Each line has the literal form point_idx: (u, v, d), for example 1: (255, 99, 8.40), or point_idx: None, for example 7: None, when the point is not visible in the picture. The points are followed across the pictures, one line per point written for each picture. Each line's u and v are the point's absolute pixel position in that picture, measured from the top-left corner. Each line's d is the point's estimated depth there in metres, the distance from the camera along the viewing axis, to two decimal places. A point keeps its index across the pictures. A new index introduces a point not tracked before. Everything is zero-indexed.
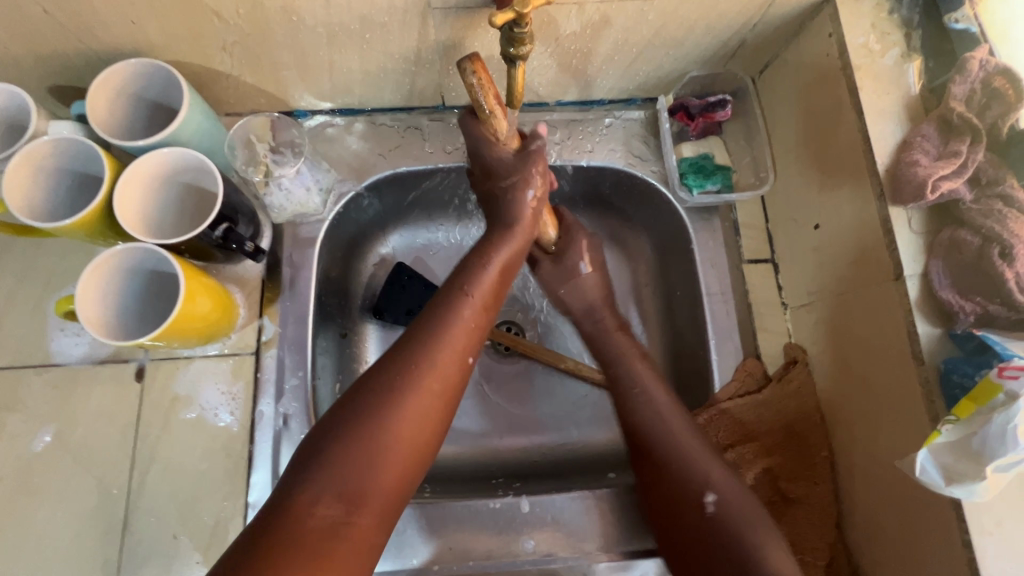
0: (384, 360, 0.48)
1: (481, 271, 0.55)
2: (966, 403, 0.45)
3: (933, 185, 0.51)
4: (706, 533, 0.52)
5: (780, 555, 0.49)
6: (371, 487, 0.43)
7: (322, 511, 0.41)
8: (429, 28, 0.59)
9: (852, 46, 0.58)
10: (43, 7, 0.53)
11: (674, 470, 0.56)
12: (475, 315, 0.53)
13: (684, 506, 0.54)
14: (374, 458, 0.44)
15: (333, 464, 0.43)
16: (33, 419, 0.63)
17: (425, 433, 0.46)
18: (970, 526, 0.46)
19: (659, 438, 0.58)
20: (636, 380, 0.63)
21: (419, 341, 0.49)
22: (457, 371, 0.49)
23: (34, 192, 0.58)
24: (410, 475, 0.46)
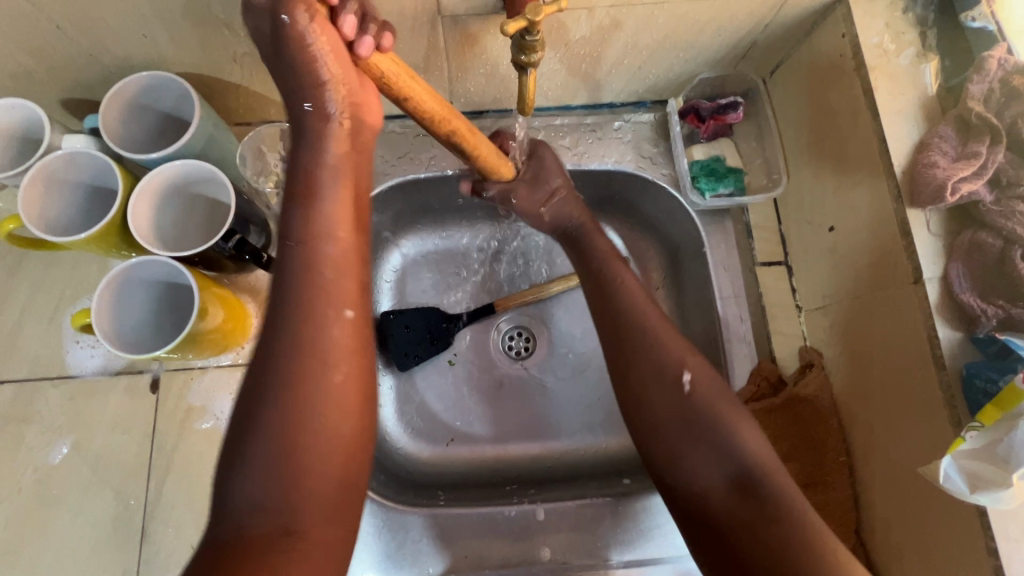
0: (260, 359, 0.41)
1: (318, 212, 0.43)
2: (990, 409, 0.44)
3: (952, 187, 0.50)
4: (685, 412, 0.50)
5: (753, 432, 0.49)
6: (303, 498, 0.40)
7: (252, 535, 0.38)
8: (438, 36, 0.59)
9: (866, 46, 0.57)
10: (55, 22, 0.53)
11: (648, 354, 0.53)
12: (332, 265, 0.43)
13: (663, 385, 0.51)
14: (293, 465, 0.40)
15: (251, 480, 0.39)
16: (50, 430, 0.63)
17: (347, 424, 0.42)
18: (996, 534, 0.45)
19: (630, 322, 0.55)
20: (610, 278, 0.59)
21: (290, 331, 0.41)
22: (348, 341, 0.43)
23: (49, 206, 0.58)
24: (352, 461, 0.43)
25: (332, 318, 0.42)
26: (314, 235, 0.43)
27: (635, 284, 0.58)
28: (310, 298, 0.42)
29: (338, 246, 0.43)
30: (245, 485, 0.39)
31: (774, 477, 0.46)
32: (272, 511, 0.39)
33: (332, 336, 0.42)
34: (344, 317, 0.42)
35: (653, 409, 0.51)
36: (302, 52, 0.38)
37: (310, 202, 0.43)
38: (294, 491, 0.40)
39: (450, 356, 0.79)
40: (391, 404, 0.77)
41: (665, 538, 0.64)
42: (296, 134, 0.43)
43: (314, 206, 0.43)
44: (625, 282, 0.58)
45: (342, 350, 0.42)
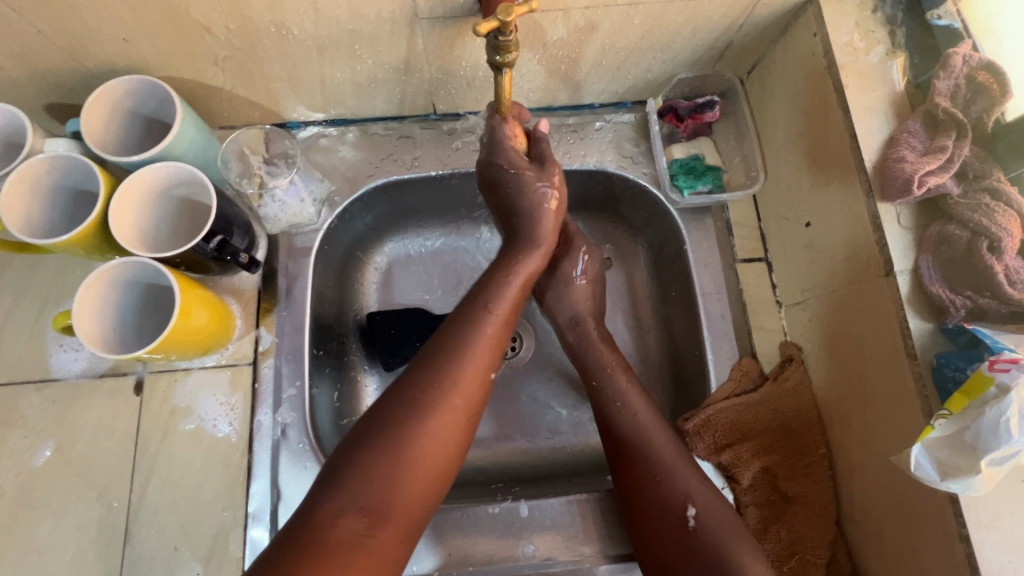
0: (408, 377, 0.51)
1: (503, 286, 0.59)
2: (959, 397, 0.45)
3: (919, 181, 0.51)
4: (691, 544, 0.53)
5: (759, 571, 0.50)
6: (394, 501, 0.46)
7: (344, 522, 0.44)
8: (417, 38, 0.60)
9: (837, 45, 0.59)
10: (36, 27, 0.53)
11: (653, 483, 0.56)
12: (493, 330, 0.56)
13: (667, 518, 0.55)
14: (396, 473, 0.46)
15: (363, 476, 0.46)
16: (34, 434, 0.63)
17: (449, 451, 0.50)
18: (967, 520, 0.46)
19: (633, 449, 0.59)
20: (617, 391, 0.63)
21: (444, 362, 0.52)
22: (476, 385, 0.52)
23: (31, 210, 0.58)
24: (430, 494, 0.49)
25: (474, 363, 0.53)
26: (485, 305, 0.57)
27: (642, 406, 0.61)
28: (464, 346, 0.53)
29: (499, 313, 0.57)
30: (357, 481, 0.45)
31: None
32: (366, 503, 0.45)
33: (468, 379, 0.52)
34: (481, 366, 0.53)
35: (658, 537, 0.55)
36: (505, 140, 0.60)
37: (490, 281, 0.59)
38: (387, 493, 0.46)
39: None
40: None
41: None
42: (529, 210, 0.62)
43: (505, 283, 0.59)
44: (628, 400, 0.62)
45: (467, 393, 0.51)
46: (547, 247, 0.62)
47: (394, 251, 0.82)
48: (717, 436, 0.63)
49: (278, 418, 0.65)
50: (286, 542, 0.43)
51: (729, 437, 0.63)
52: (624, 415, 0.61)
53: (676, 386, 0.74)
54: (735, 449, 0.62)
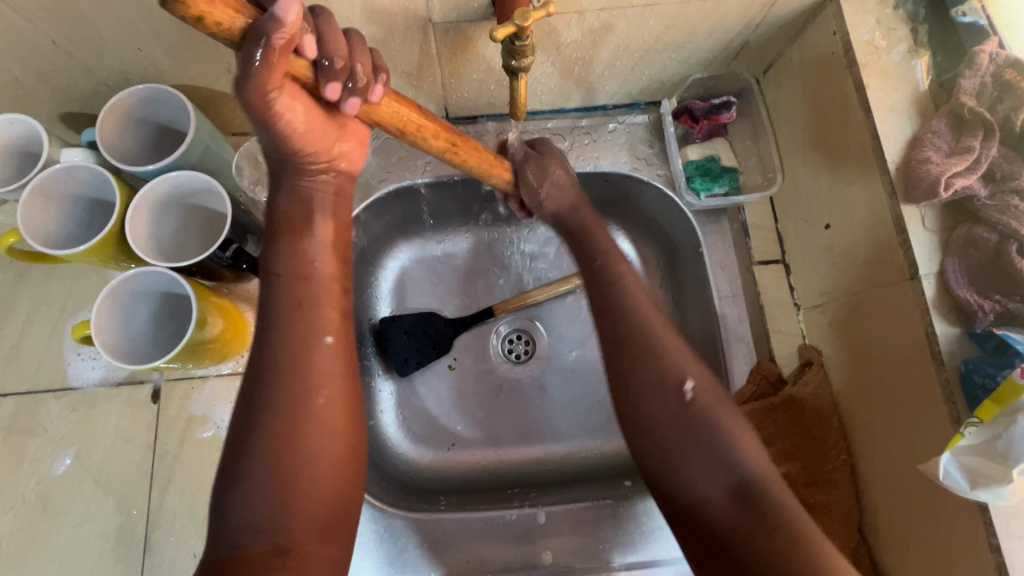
0: (253, 384, 0.45)
1: (304, 249, 0.48)
2: (989, 405, 0.44)
3: (946, 183, 0.50)
4: (687, 418, 0.49)
5: (751, 443, 0.49)
6: (293, 515, 0.43)
7: (249, 552, 0.41)
8: (430, 43, 0.60)
9: (857, 43, 0.57)
10: (52, 39, 0.54)
11: (649, 360, 0.52)
12: (323, 298, 0.48)
13: (663, 390, 0.51)
14: (286, 488, 0.43)
15: (251, 501, 0.42)
16: (54, 442, 0.64)
17: (337, 442, 0.46)
18: (998, 529, 0.45)
19: (629, 326, 0.54)
20: (614, 270, 0.58)
21: (280, 361, 0.45)
22: (336, 368, 0.47)
23: (49, 221, 0.59)
24: (343, 492, 0.46)
25: (315, 346, 0.46)
26: (299, 269, 0.48)
27: (644, 303, 0.56)
28: (297, 330, 0.46)
29: (325, 280, 0.49)
30: (244, 509, 0.42)
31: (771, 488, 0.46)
32: (268, 529, 0.42)
33: (318, 361, 0.46)
34: (330, 343, 0.47)
35: (656, 418, 0.50)
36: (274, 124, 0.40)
37: (285, 248, 0.48)
38: (288, 509, 0.43)
39: (449, 360, 0.79)
40: (391, 410, 0.76)
41: (668, 539, 0.64)
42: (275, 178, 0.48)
43: (304, 243, 0.48)
44: (630, 283, 0.57)
45: (326, 377, 0.46)
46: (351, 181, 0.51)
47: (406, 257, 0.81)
48: None
49: None
50: None
51: None
52: (621, 298, 0.56)
53: None
54: None
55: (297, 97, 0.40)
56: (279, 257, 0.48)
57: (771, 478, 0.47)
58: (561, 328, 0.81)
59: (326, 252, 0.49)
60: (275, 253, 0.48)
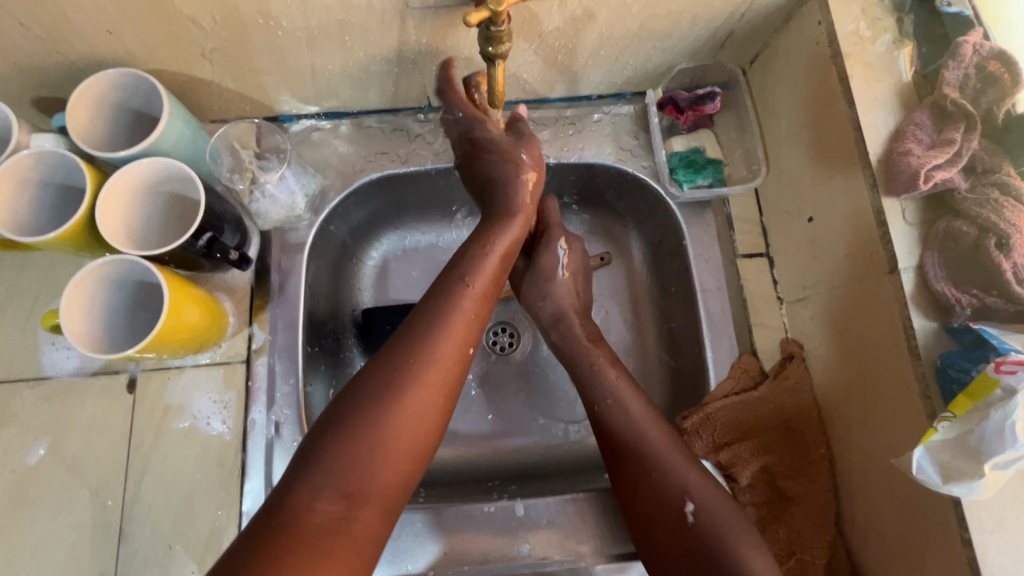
0: (379, 363, 0.52)
1: (469, 271, 0.59)
2: (962, 399, 0.44)
3: (926, 176, 0.49)
4: (689, 536, 0.53)
5: (755, 554, 0.51)
6: (369, 480, 0.46)
7: (325, 503, 0.43)
8: (409, 29, 0.59)
9: (842, 33, 0.57)
10: (18, 19, 0.52)
11: (651, 484, 0.56)
12: (463, 315, 0.56)
13: (665, 515, 0.55)
14: (371, 455, 0.46)
15: (340, 453, 0.46)
16: (28, 432, 0.63)
17: (422, 435, 0.50)
18: (969, 524, 0.45)
19: (628, 445, 0.58)
20: (607, 386, 0.63)
21: (408, 350, 0.52)
22: (447, 372, 0.52)
23: (18, 207, 0.57)
24: (407, 479, 0.49)
25: (447, 347, 0.53)
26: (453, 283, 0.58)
27: (641, 409, 0.61)
28: (439, 332, 0.54)
29: (475, 291, 0.58)
30: (327, 457, 0.45)
31: None
32: (343, 481, 0.45)
33: (442, 363, 0.53)
34: (452, 349, 0.54)
35: (659, 537, 0.54)
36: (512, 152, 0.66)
37: (465, 258, 0.60)
38: (365, 473, 0.46)
39: None
40: None
41: None
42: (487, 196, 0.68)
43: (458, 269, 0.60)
44: (620, 395, 0.62)
45: (436, 376, 0.52)
46: (525, 216, 0.66)
47: (386, 245, 0.81)
48: (715, 435, 0.63)
49: (271, 416, 0.64)
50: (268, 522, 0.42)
51: (728, 436, 0.63)
52: (613, 407, 0.61)
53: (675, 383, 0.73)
54: (733, 448, 0.62)
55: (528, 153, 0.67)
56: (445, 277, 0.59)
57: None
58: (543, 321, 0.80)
59: (485, 270, 0.60)
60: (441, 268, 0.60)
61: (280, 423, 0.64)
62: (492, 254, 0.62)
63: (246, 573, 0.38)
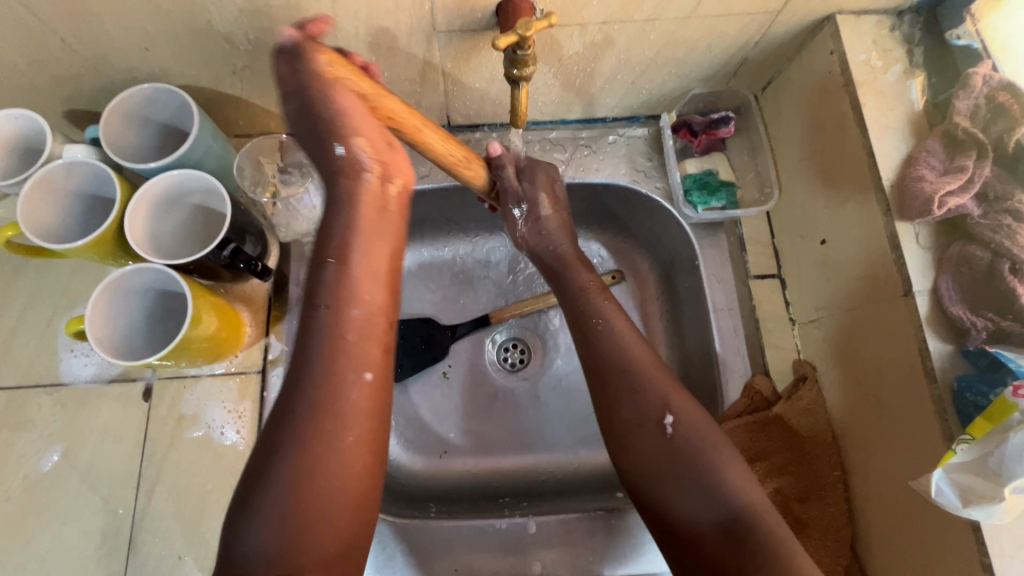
0: (283, 407, 0.47)
1: (351, 283, 0.50)
2: (981, 422, 0.44)
3: (940, 202, 0.50)
4: (671, 451, 0.52)
5: (737, 468, 0.50)
6: (308, 545, 0.44)
7: None
8: (434, 51, 0.60)
9: (854, 62, 0.58)
10: (60, 35, 0.54)
11: (633, 398, 0.54)
12: (359, 331, 0.50)
13: (646, 428, 0.53)
14: (300, 519, 0.44)
15: (264, 529, 0.43)
16: (43, 438, 0.63)
17: (355, 482, 0.47)
18: (990, 549, 0.45)
19: (614, 366, 0.56)
20: (597, 310, 0.60)
21: (312, 393, 0.47)
22: (366, 406, 0.48)
23: (48, 215, 0.59)
24: (355, 524, 0.47)
25: (353, 383, 0.48)
26: (341, 303, 0.50)
27: (633, 341, 0.58)
28: (335, 364, 0.48)
29: (362, 314, 0.50)
30: (256, 542, 0.43)
31: (754, 519, 0.48)
32: (277, 559, 0.43)
33: (350, 398, 0.47)
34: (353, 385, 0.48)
35: (637, 453, 0.53)
36: (329, 100, 0.49)
37: (341, 273, 0.50)
38: (300, 544, 0.44)
39: (445, 368, 0.79)
40: None
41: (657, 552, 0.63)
42: (330, 204, 0.52)
43: (350, 269, 0.51)
44: (613, 320, 0.59)
45: (354, 416, 0.47)
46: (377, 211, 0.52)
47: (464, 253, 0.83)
48: None
49: None
50: None
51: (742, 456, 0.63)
52: (607, 337, 0.58)
53: None
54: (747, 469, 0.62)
55: (347, 91, 0.49)
56: (331, 289, 0.50)
57: (760, 504, 0.49)
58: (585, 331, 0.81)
59: (366, 280, 0.51)
60: (321, 278, 0.50)
61: None
62: (365, 252, 0.51)
63: None
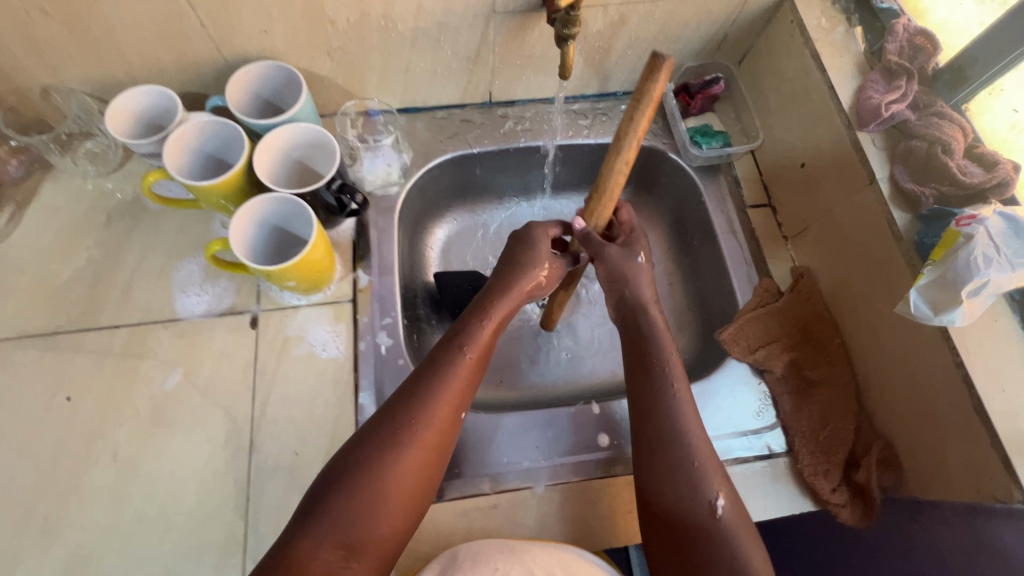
0: (382, 421, 0.58)
1: (478, 330, 0.65)
2: (938, 250, 0.59)
3: (885, 108, 0.69)
4: (711, 530, 0.55)
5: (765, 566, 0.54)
6: (367, 533, 0.53)
7: (321, 557, 0.50)
8: (490, 29, 0.77)
9: (810, 26, 0.77)
10: (200, 20, 0.68)
11: (684, 472, 0.58)
12: (462, 373, 0.62)
13: (695, 506, 0.57)
14: (367, 509, 0.53)
15: (337, 514, 0.52)
16: (164, 363, 0.72)
17: (415, 493, 0.56)
18: (959, 348, 0.59)
19: (671, 436, 0.60)
20: (664, 381, 0.64)
21: (409, 411, 0.58)
22: (444, 433, 0.59)
23: (181, 166, 0.71)
24: (403, 527, 0.56)
25: (444, 413, 0.59)
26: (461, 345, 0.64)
27: (690, 413, 0.62)
28: (436, 394, 0.60)
29: (471, 357, 0.64)
30: (326, 522, 0.52)
31: None
32: (342, 539, 0.52)
33: (438, 425, 0.59)
34: (437, 422, 0.59)
35: (682, 522, 0.56)
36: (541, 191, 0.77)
37: (472, 321, 0.66)
38: (360, 532, 0.52)
39: None
40: None
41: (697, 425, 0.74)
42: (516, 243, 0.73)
43: (478, 322, 0.66)
44: (681, 390, 0.63)
45: (433, 440, 0.58)
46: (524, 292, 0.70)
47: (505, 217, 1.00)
48: (749, 341, 0.76)
49: (375, 341, 0.76)
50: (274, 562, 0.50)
51: (760, 341, 0.76)
52: (670, 406, 0.62)
53: (707, 315, 0.87)
54: (766, 348, 0.75)
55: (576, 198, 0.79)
56: (459, 336, 0.65)
57: None
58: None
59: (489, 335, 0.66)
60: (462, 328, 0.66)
61: (386, 344, 0.76)
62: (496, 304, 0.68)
63: None
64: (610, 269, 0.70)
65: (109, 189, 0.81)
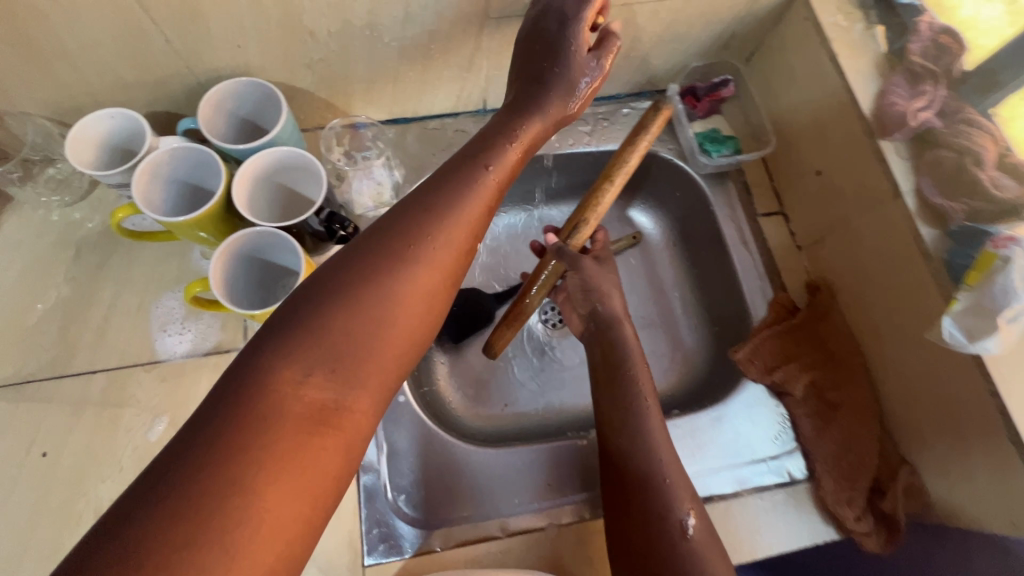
0: (371, 239, 0.47)
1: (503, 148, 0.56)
2: (972, 274, 0.57)
3: (912, 115, 0.65)
4: (679, 552, 0.52)
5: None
6: (356, 378, 0.42)
7: (304, 391, 0.40)
8: (484, 35, 0.71)
9: (826, 23, 0.72)
10: (166, 37, 0.62)
11: (652, 489, 0.56)
12: (478, 196, 0.52)
13: (665, 526, 0.54)
14: (357, 341, 0.42)
15: (320, 337, 0.41)
16: (147, 410, 0.67)
17: (417, 328, 0.47)
18: (993, 376, 0.56)
19: (639, 450, 0.59)
20: (629, 387, 0.62)
21: (407, 225, 0.48)
22: (454, 265, 0.50)
23: (153, 197, 0.65)
24: (403, 360, 0.46)
25: (455, 235, 0.49)
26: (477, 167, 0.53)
27: (659, 428, 0.60)
28: (445, 215, 0.50)
29: (484, 191, 0.52)
30: (305, 354, 0.40)
31: None
32: (332, 368, 0.41)
33: (445, 249, 0.49)
34: (451, 241, 0.49)
35: (652, 531, 0.54)
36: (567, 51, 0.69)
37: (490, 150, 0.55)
38: (354, 366, 0.42)
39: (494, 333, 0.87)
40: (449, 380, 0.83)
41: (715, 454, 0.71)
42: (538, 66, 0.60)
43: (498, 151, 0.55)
44: (650, 405, 0.61)
45: (444, 259, 0.49)
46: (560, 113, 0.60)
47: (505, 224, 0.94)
48: (767, 359, 0.73)
49: None
50: (218, 410, 0.38)
51: (778, 359, 0.73)
52: (637, 420, 0.60)
53: (719, 330, 0.84)
54: (785, 368, 0.72)
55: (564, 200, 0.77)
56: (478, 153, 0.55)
57: None
58: (628, 285, 0.90)
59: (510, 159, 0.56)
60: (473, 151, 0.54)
61: None
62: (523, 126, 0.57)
63: (197, 465, 0.35)
64: (583, 279, 0.68)
65: (77, 220, 0.75)
